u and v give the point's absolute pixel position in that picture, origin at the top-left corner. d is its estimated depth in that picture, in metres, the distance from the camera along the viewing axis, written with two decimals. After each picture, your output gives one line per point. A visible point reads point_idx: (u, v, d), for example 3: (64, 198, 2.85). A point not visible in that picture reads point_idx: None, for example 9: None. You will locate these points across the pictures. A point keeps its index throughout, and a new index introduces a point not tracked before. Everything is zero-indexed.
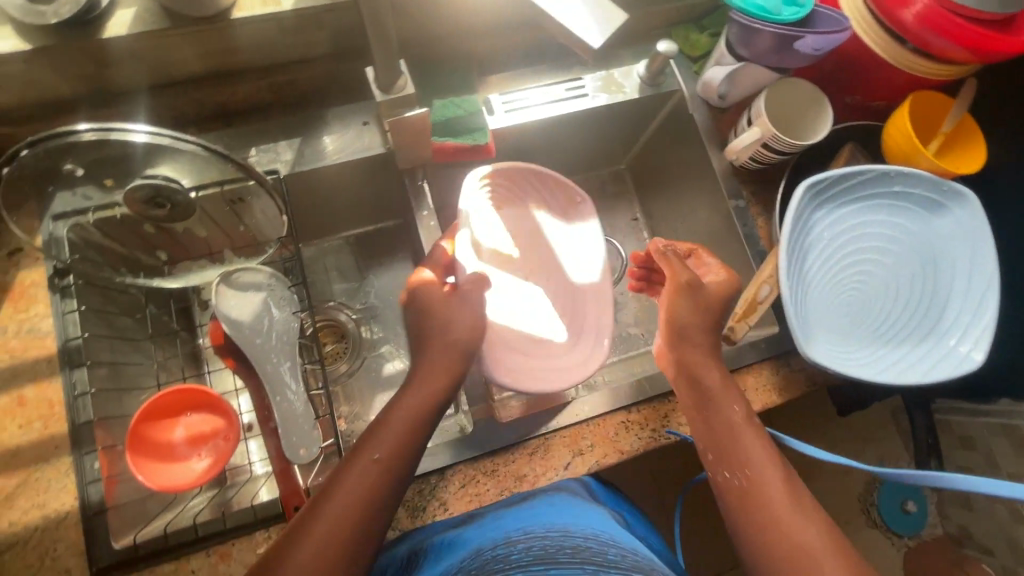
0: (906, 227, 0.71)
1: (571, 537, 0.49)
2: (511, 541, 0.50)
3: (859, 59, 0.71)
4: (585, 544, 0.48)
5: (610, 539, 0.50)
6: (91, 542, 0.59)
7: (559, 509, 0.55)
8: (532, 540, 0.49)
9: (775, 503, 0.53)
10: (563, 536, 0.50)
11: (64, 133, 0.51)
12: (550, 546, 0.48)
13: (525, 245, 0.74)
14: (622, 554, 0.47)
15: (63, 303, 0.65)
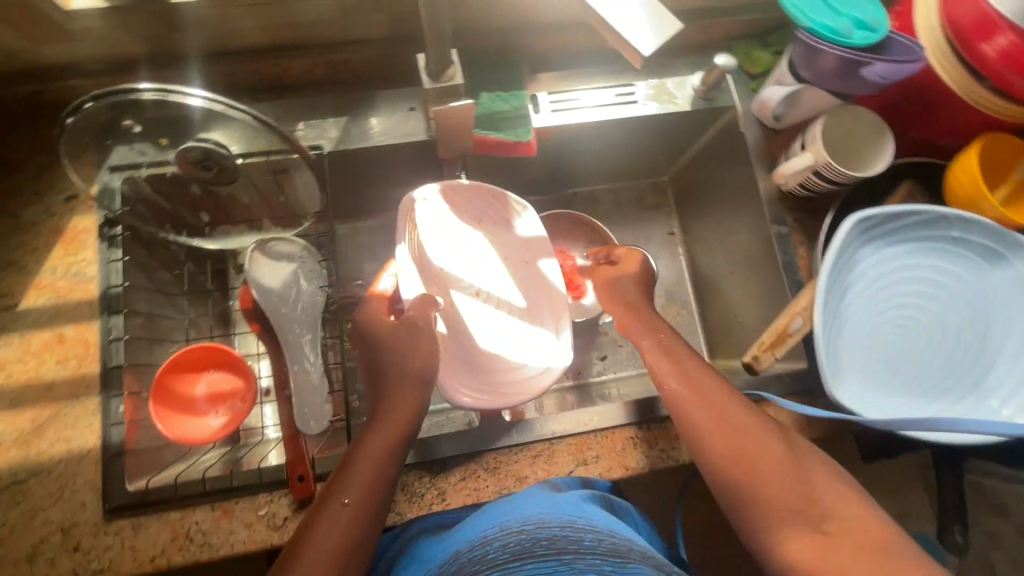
0: (960, 275, 0.67)
1: (547, 527, 0.47)
2: (486, 541, 0.48)
3: (931, 94, 0.67)
4: (561, 535, 0.46)
5: (588, 523, 0.48)
6: (107, 481, 0.62)
7: (535, 499, 0.53)
8: (508, 536, 0.47)
9: (712, 401, 0.54)
10: (539, 527, 0.48)
11: (129, 93, 0.53)
12: (525, 541, 0.46)
13: (494, 262, 0.72)
14: (599, 539, 0.46)
15: (108, 252, 0.68)
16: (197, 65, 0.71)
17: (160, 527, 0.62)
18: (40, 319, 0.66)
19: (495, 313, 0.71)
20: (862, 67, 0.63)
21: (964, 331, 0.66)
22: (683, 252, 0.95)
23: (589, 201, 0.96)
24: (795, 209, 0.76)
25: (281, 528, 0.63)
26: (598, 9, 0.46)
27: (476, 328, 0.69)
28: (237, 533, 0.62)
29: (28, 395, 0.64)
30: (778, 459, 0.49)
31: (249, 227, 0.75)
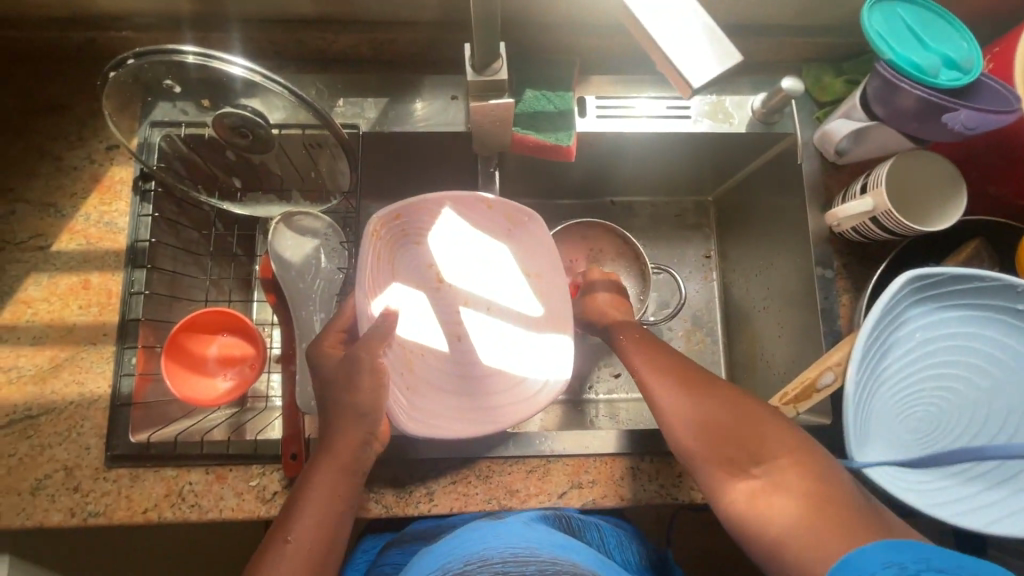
0: (1018, 351, 0.61)
1: (490, 565, 0.45)
2: None
3: (1019, 150, 0.61)
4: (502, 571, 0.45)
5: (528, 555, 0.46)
6: (112, 429, 0.64)
7: (482, 534, 0.51)
8: None
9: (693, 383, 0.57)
10: (481, 567, 0.45)
11: (172, 54, 0.52)
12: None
13: (488, 274, 0.72)
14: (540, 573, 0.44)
15: (140, 206, 0.70)
16: (247, 30, 0.70)
17: (155, 482, 0.64)
18: (69, 263, 0.68)
19: (494, 322, 0.71)
20: (943, 113, 0.57)
21: (1014, 413, 0.61)
22: (716, 278, 0.91)
23: (625, 212, 0.92)
24: (845, 252, 0.71)
25: (269, 502, 0.64)
26: (647, 26, 0.42)
27: (475, 338, 0.71)
28: (227, 500, 0.63)
29: (50, 334, 0.66)
30: (768, 442, 0.50)
31: (279, 197, 0.74)
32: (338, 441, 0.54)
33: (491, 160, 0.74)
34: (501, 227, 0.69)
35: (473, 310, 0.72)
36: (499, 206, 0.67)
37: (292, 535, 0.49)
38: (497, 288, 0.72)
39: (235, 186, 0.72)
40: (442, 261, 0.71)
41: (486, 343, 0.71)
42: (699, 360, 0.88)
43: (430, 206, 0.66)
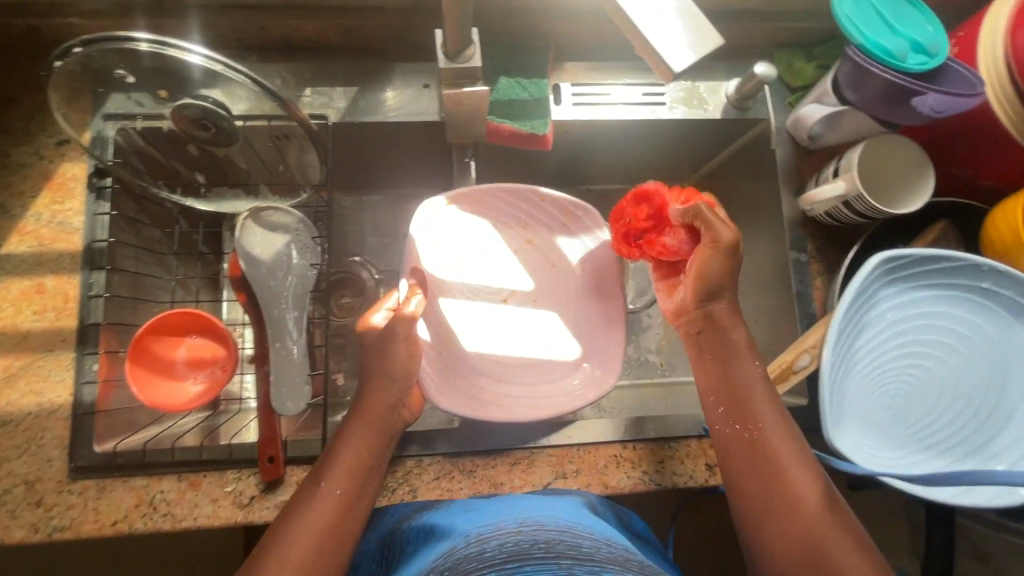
0: (982, 328, 0.64)
1: (545, 530, 0.46)
2: (481, 539, 0.46)
3: (981, 133, 0.62)
4: (558, 539, 0.44)
5: (584, 531, 0.47)
6: (75, 439, 0.61)
7: (521, 505, 0.52)
8: (505, 536, 0.45)
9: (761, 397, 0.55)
10: (536, 529, 0.46)
11: (123, 41, 0.49)
12: (524, 542, 0.44)
13: (486, 264, 0.74)
14: (596, 547, 0.45)
15: (96, 204, 0.66)
16: (203, 16, 0.67)
17: (124, 492, 0.61)
18: (21, 267, 0.65)
19: (478, 306, 0.74)
20: (912, 96, 0.58)
21: (979, 388, 0.63)
22: None
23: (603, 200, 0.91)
24: (818, 236, 0.72)
25: (247, 507, 0.62)
26: (626, 9, 0.42)
27: (460, 324, 0.72)
28: (202, 507, 0.61)
29: (3, 342, 0.63)
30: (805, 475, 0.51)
31: (246, 191, 0.71)
32: (365, 403, 0.56)
33: (466, 151, 0.73)
34: (552, 221, 0.73)
35: (454, 299, 0.72)
36: (552, 201, 0.70)
37: (324, 478, 0.52)
38: (493, 276, 0.74)
39: (199, 181, 0.69)
40: (433, 250, 0.69)
41: (475, 332, 0.72)
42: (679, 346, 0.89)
43: (479, 196, 0.69)
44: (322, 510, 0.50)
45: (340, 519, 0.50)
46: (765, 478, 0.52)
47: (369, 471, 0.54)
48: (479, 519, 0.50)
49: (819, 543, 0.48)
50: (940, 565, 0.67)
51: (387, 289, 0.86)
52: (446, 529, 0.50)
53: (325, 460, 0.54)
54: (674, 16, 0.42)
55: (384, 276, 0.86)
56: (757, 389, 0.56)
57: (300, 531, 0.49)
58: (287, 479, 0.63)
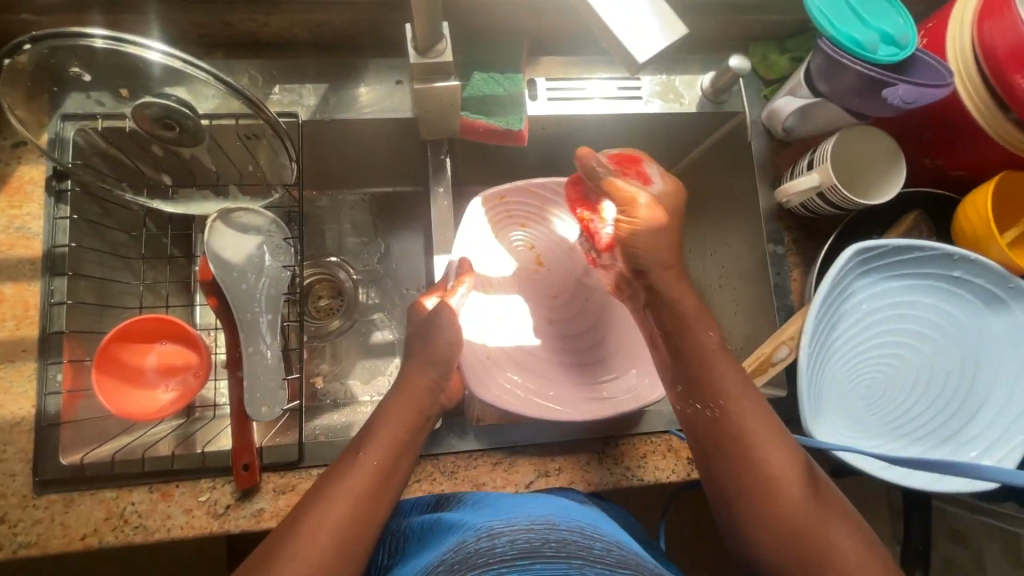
0: (954, 317, 0.65)
1: (556, 530, 0.45)
2: (494, 533, 0.45)
3: (950, 123, 0.63)
4: (570, 539, 0.44)
5: (596, 532, 0.47)
6: (39, 452, 0.59)
7: (533, 501, 0.52)
8: (517, 533, 0.44)
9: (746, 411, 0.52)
10: (550, 529, 0.45)
11: (77, 38, 0.47)
12: (535, 539, 0.43)
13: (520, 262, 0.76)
14: (608, 549, 0.44)
15: (56, 207, 0.64)
16: (164, 11, 0.65)
17: (93, 505, 0.59)
18: None
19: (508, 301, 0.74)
20: (883, 88, 0.59)
21: (952, 375, 0.64)
22: None
23: None
24: (794, 228, 0.72)
25: (222, 516, 0.60)
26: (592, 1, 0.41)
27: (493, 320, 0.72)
28: (175, 518, 0.60)
29: None
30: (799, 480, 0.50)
31: (215, 192, 0.69)
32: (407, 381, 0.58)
33: (441, 147, 0.71)
34: None
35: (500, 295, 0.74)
36: None
37: (363, 450, 0.53)
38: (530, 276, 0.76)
39: (166, 182, 0.66)
40: (480, 243, 0.71)
41: (524, 330, 0.73)
42: None
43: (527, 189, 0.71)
44: (358, 478, 0.50)
45: (375, 488, 0.51)
46: (749, 471, 0.50)
47: (404, 455, 0.54)
48: (490, 513, 0.49)
49: (809, 534, 0.47)
50: (917, 550, 0.68)
51: (365, 289, 0.86)
52: (454, 521, 0.49)
53: (364, 436, 0.54)
54: (641, 8, 0.42)
55: (363, 276, 0.86)
56: (731, 380, 0.54)
57: (333, 500, 0.49)
58: (262, 486, 0.62)
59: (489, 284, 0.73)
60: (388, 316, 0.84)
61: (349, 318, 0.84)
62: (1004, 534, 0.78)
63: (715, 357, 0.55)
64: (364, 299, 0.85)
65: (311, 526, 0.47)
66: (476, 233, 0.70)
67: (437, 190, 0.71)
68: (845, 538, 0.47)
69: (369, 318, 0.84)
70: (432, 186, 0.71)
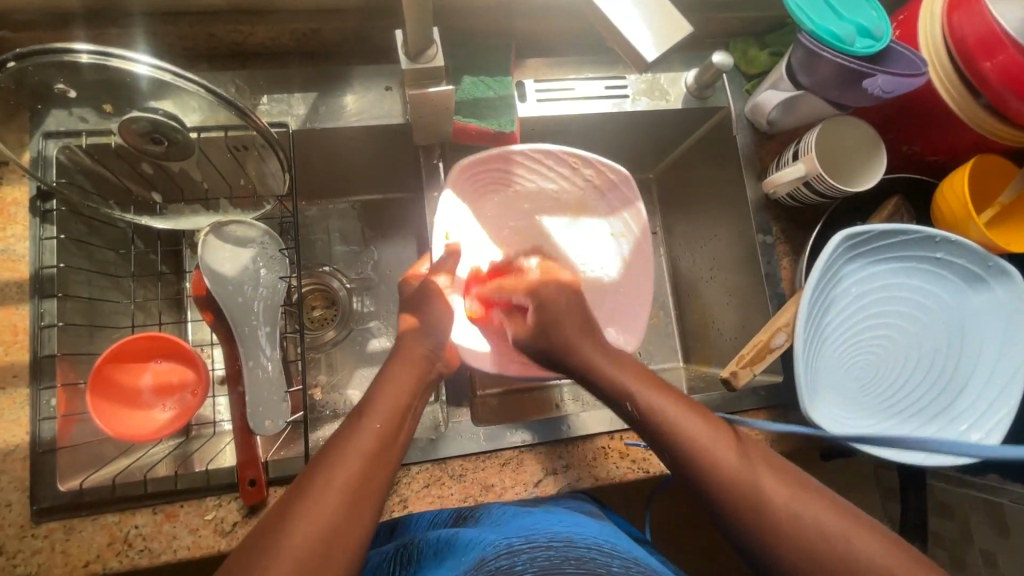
0: (939, 297, 0.67)
1: (575, 547, 0.45)
2: (513, 551, 0.45)
3: (925, 112, 0.66)
4: (589, 556, 0.44)
5: (614, 550, 0.47)
6: (36, 480, 0.58)
7: (551, 520, 0.51)
8: (536, 551, 0.44)
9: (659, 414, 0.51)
10: (566, 546, 0.46)
11: (63, 54, 0.46)
12: (555, 557, 0.43)
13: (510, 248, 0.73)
14: (626, 567, 0.44)
15: (41, 228, 0.62)
16: (148, 24, 0.64)
17: (96, 531, 0.58)
18: None
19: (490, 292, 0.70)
20: (864, 79, 0.60)
21: (939, 353, 0.67)
22: (665, 253, 0.92)
23: None
24: (781, 217, 0.74)
25: (230, 534, 0.59)
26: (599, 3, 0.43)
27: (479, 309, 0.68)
28: (182, 539, 0.59)
29: None
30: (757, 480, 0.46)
31: (206, 206, 0.68)
32: None
33: (432, 152, 0.72)
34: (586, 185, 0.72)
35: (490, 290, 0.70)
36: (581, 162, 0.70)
37: (366, 413, 0.51)
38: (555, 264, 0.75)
39: (155, 200, 0.66)
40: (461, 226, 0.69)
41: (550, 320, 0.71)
42: (655, 332, 0.89)
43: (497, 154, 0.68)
44: (361, 447, 0.48)
45: (382, 450, 0.49)
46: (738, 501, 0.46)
47: (394, 440, 0.50)
48: (507, 531, 0.49)
49: (777, 512, 0.44)
50: (914, 525, 0.70)
51: (359, 298, 0.85)
52: (468, 540, 0.48)
53: (365, 403, 0.53)
54: (639, 26, 0.43)
55: (355, 284, 0.85)
56: (685, 415, 0.50)
57: (338, 471, 0.46)
58: (269, 501, 0.61)
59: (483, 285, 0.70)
60: (384, 323, 0.84)
61: (345, 328, 0.84)
62: (993, 506, 0.81)
63: (618, 374, 0.54)
64: (358, 308, 0.85)
65: (324, 482, 0.45)
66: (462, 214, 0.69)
67: (431, 195, 0.71)
68: (844, 527, 0.43)
69: (366, 327, 0.84)
70: (426, 191, 0.71)
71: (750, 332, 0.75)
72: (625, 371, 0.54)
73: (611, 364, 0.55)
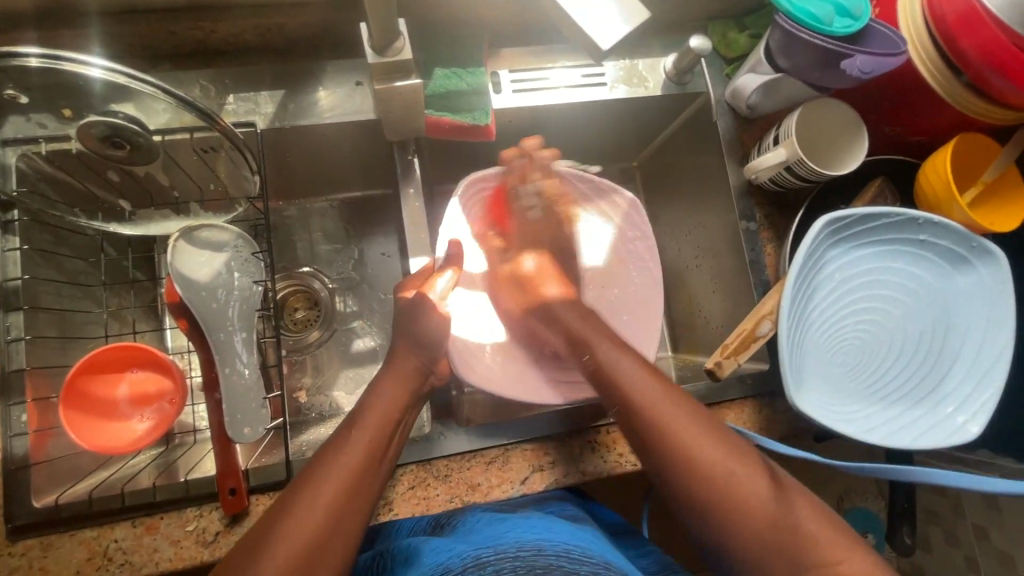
0: (924, 279, 0.67)
1: (543, 556, 0.45)
2: (479, 564, 0.44)
3: (907, 93, 0.64)
4: (557, 564, 0.44)
5: (583, 554, 0.46)
6: (10, 497, 0.57)
7: (524, 525, 0.50)
8: (502, 562, 0.44)
9: (669, 419, 0.51)
10: (536, 554, 0.45)
11: (10, 58, 0.44)
12: (521, 567, 0.43)
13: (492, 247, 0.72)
14: (594, 571, 0.44)
15: (3, 238, 0.60)
16: (106, 24, 0.62)
17: (74, 547, 0.57)
18: None
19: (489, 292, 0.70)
20: (841, 60, 0.60)
21: (926, 335, 0.66)
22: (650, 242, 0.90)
23: None
24: (765, 204, 0.73)
25: (212, 544, 0.58)
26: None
27: (475, 310, 0.67)
28: (162, 551, 0.58)
29: None
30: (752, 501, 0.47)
31: (175, 210, 0.67)
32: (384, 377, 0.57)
33: (408, 147, 0.70)
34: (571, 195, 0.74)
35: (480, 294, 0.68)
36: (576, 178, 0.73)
37: (356, 427, 0.51)
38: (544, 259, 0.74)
39: (123, 206, 0.64)
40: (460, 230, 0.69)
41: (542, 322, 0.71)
42: None
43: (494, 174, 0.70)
44: (350, 460, 0.48)
45: (363, 475, 0.48)
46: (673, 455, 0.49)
47: (379, 465, 0.50)
48: (474, 540, 0.48)
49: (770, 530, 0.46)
50: (904, 508, 0.70)
51: (342, 298, 0.84)
52: (436, 548, 0.48)
53: (355, 416, 0.53)
54: (615, 30, 0.43)
55: (338, 285, 0.84)
56: (651, 386, 0.53)
57: (330, 480, 0.47)
58: (251, 510, 0.60)
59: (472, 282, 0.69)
60: (368, 322, 0.83)
61: (328, 329, 0.82)
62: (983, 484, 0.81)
63: (618, 361, 0.56)
64: (341, 308, 0.83)
65: (310, 497, 0.46)
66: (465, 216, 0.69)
67: (408, 192, 0.69)
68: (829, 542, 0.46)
69: (349, 327, 0.83)
70: (402, 188, 0.70)
71: (737, 320, 0.74)
72: (609, 343, 0.59)
73: (631, 363, 0.56)
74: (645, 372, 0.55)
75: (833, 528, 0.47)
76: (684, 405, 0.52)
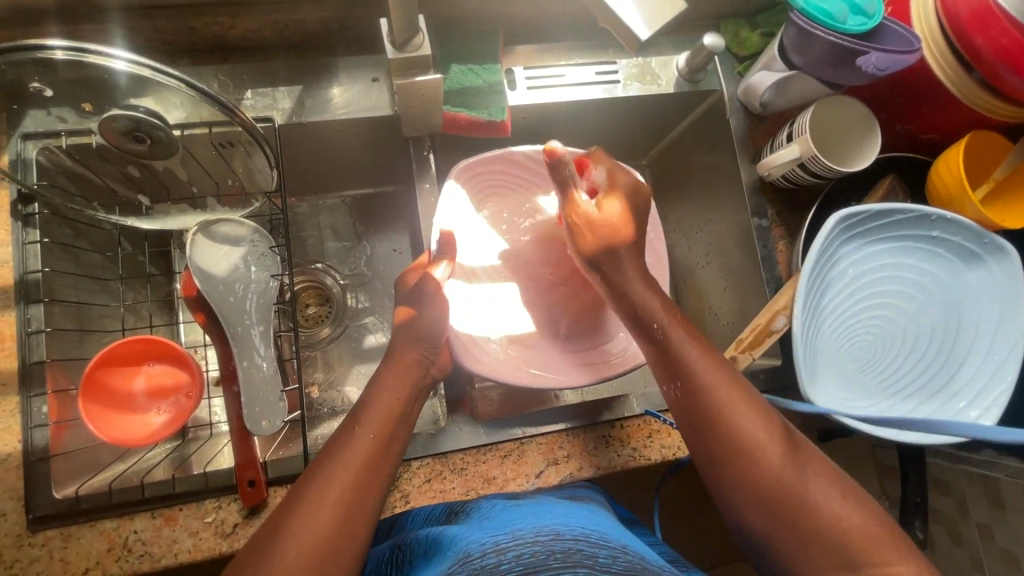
0: (936, 275, 0.67)
1: (563, 540, 0.45)
2: (500, 548, 0.44)
3: (919, 91, 0.65)
4: (577, 549, 0.44)
5: (602, 538, 0.47)
6: (31, 488, 0.57)
7: (541, 512, 0.51)
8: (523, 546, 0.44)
9: (706, 384, 0.51)
10: (557, 539, 0.45)
11: (36, 50, 0.44)
12: (542, 552, 0.43)
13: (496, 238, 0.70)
14: (614, 555, 0.44)
15: (24, 232, 0.61)
16: (126, 19, 0.62)
17: (94, 537, 0.57)
18: None
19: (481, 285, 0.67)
20: (857, 57, 0.60)
21: (937, 331, 0.67)
22: None
23: None
24: (777, 201, 0.74)
25: (230, 535, 0.59)
26: None
27: (468, 303, 0.65)
28: (182, 543, 0.58)
29: None
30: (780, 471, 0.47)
31: (192, 205, 0.67)
32: None
33: (423, 143, 0.71)
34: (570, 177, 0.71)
35: (487, 283, 0.68)
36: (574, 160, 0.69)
37: (361, 424, 0.51)
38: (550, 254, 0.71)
39: (141, 201, 0.65)
40: (455, 222, 0.67)
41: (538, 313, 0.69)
42: None
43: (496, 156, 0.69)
44: (358, 451, 0.49)
45: (372, 470, 0.49)
46: (707, 409, 0.50)
47: (387, 453, 0.51)
48: (492, 528, 0.48)
49: (794, 506, 0.46)
50: (914, 503, 0.70)
51: (353, 294, 0.84)
52: (456, 535, 0.48)
53: (360, 411, 0.52)
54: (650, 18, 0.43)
55: (349, 281, 0.84)
56: (693, 350, 0.53)
57: (337, 474, 0.47)
58: (269, 501, 0.60)
59: (470, 274, 0.67)
60: (380, 318, 0.83)
61: (340, 325, 0.83)
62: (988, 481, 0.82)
63: (650, 310, 0.55)
64: (353, 304, 0.84)
65: (318, 491, 0.46)
66: (460, 207, 0.67)
67: (423, 187, 0.70)
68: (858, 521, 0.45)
69: (361, 323, 0.83)
70: (417, 183, 0.70)
71: (747, 317, 0.75)
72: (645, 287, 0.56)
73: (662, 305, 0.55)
74: (689, 336, 0.54)
75: (862, 511, 0.46)
76: (725, 372, 0.52)
